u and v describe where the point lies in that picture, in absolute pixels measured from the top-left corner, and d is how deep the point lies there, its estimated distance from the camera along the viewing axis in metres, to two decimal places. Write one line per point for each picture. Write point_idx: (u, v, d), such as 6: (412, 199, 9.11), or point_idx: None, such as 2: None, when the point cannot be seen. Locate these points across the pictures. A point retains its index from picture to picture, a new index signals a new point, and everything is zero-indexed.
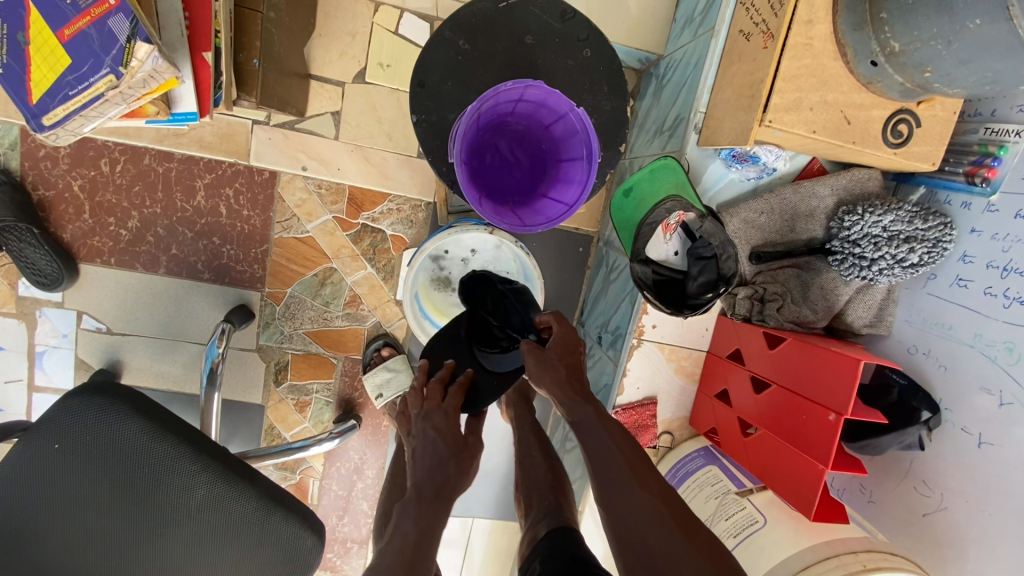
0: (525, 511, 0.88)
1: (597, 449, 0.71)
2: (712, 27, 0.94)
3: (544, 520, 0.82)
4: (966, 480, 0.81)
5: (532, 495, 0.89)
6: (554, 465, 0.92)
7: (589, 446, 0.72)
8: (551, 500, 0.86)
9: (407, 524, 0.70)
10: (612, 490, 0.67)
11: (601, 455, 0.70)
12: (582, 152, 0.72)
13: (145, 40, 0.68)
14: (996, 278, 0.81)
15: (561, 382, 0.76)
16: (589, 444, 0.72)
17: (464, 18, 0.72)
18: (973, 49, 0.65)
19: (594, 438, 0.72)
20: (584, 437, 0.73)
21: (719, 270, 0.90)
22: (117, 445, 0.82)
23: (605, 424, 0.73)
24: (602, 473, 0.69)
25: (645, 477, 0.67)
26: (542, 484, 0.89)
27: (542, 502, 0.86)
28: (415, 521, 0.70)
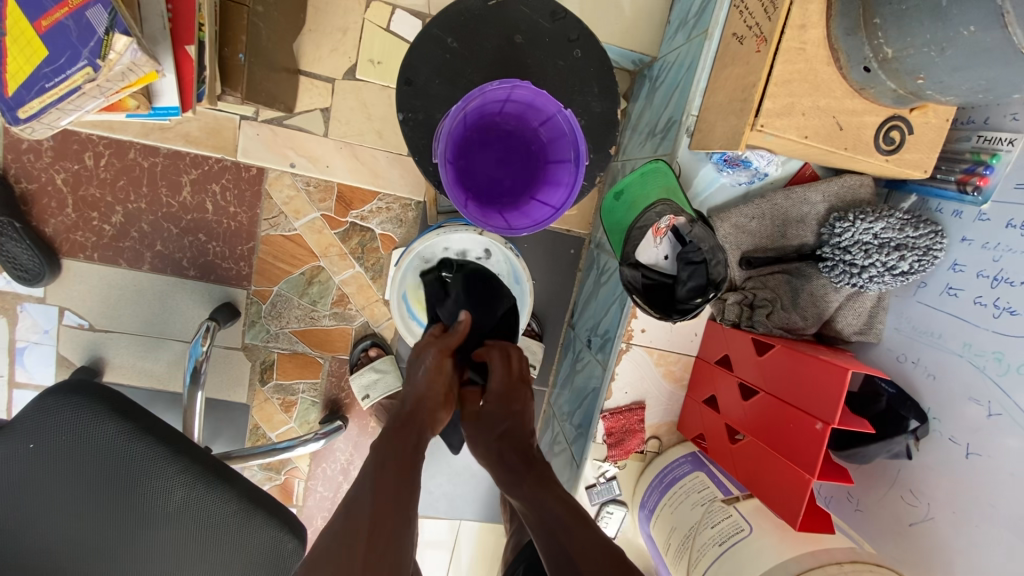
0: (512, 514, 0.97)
1: (547, 518, 0.70)
2: (706, 29, 0.94)
3: (524, 528, 0.90)
4: (953, 489, 0.81)
5: (517, 502, 0.96)
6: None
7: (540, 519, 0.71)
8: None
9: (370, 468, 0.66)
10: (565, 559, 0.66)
11: (547, 519, 0.70)
12: (570, 154, 0.71)
13: (124, 32, 0.66)
14: (986, 287, 0.81)
15: (493, 450, 0.78)
16: (537, 510, 0.71)
17: (453, 15, 0.71)
18: (966, 57, 0.64)
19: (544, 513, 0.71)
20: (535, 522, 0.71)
21: (709, 275, 0.89)
22: (93, 445, 0.80)
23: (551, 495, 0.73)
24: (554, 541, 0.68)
25: (587, 545, 0.67)
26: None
27: (523, 507, 0.94)
28: (383, 477, 0.65)
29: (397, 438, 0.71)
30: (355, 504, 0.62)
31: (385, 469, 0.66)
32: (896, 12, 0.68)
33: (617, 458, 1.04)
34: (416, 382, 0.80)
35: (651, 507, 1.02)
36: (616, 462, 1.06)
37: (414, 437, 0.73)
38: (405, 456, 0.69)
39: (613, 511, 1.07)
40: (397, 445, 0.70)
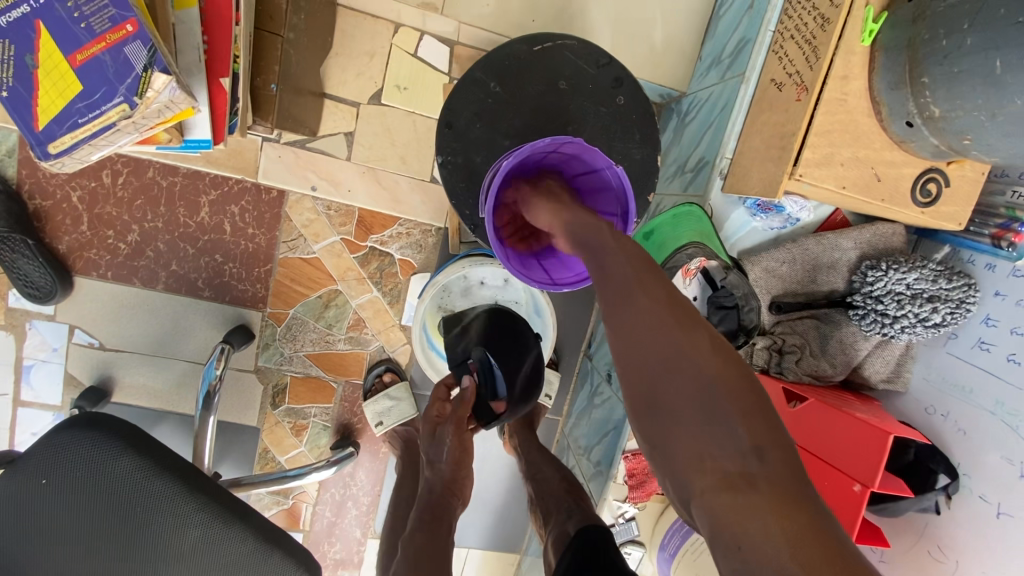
0: (543, 519, 0.87)
1: (623, 317, 0.44)
2: (741, 71, 0.93)
3: (569, 520, 0.81)
4: (983, 549, 0.80)
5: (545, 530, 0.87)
6: (567, 475, 0.93)
7: (609, 297, 0.46)
8: (568, 503, 0.85)
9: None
10: (645, 371, 0.43)
11: (624, 321, 0.44)
12: (616, 209, 0.67)
13: (163, 70, 0.65)
14: (1020, 345, 0.80)
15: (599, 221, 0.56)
16: (618, 304, 0.45)
17: (497, 60, 0.70)
18: (1018, 124, 0.63)
19: (615, 265, 0.48)
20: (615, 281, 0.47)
21: (741, 320, 0.88)
22: (108, 481, 0.78)
23: (649, 283, 0.46)
24: (636, 347, 0.43)
25: (693, 335, 0.43)
26: (558, 492, 0.89)
27: (561, 506, 0.85)
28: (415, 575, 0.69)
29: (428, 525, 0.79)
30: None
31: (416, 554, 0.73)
32: (947, 74, 0.67)
33: (637, 500, 1.04)
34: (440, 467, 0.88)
35: (672, 551, 0.99)
36: (636, 503, 1.06)
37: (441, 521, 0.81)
38: (436, 545, 0.75)
39: (630, 552, 1.07)
40: (428, 532, 0.78)
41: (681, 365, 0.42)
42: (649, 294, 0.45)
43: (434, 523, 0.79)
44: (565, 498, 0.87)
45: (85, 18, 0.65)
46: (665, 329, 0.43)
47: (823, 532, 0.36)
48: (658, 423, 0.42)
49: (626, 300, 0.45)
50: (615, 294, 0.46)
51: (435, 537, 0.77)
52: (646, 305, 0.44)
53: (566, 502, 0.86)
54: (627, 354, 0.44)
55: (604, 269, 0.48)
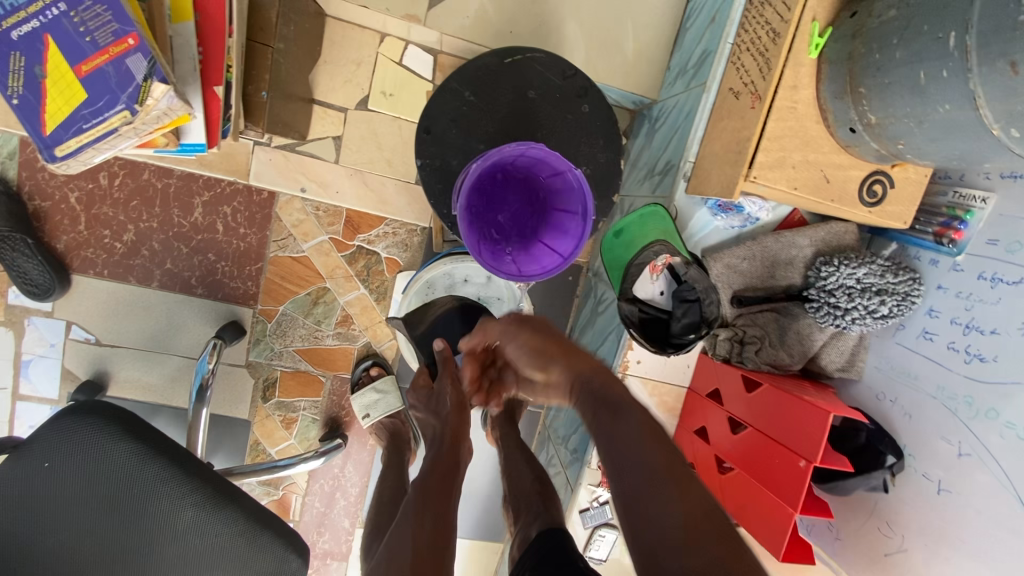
0: (514, 518, 0.90)
1: (624, 472, 0.52)
2: (704, 80, 0.99)
3: (535, 522, 0.83)
4: (925, 523, 0.86)
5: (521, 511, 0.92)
6: (540, 474, 0.95)
7: (614, 458, 0.53)
8: (538, 505, 0.87)
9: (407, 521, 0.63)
10: (648, 515, 0.49)
11: (630, 481, 0.51)
12: (578, 208, 0.75)
13: (161, 80, 0.71)
14: (959, 334, 0.86)
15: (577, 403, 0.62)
16: (616, 473, 0.53)
17: (471, 70, 0.76)
18: (942, 130, 0.70)
19: (625, 429, 0.55)
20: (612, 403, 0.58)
21: (702, 313, 0.95)
22: (107, 466, 0.83)
23: (653, 440, 0.54)
24: (625, 478, 0.52)
25: (691, 493, 0.49)
26: (529, 492, 0.91)
27: (531, 507, 0.87)
28: (421, 515, 0.63)
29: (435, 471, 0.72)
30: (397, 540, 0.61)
31: (425, 499, 0.67)
32: (880, 85, 0.74)
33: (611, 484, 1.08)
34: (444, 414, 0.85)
35: None
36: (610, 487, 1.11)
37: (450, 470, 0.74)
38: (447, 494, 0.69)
39: (604, 534, 1.12)
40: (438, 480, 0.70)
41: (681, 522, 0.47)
42: (653, 455, 0.52)
43: (446, 473, 0.72)
44: (535, 498, 0.89)
45: (90, 33, 0.70)
46: (662, 484, 0.50)
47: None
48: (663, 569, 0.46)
49: (617, 420, 0.56)
50: (616, 456, 0.53)
51: (446, 489, 0.70)
52: (649, 460, 0.52)
53: (536, 503, 0.88)
54: (631, 505, 0.50)
55: (610, 430, 0.56)
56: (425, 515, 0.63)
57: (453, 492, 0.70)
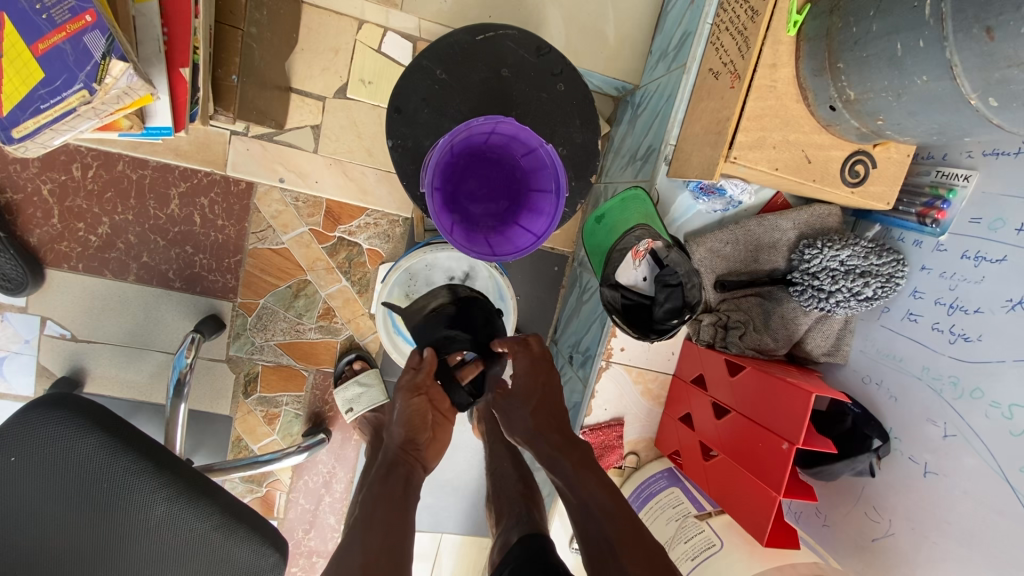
0: (497, 519, 0.89)
1: (591, 531, 0.67)
2: (684, 62, 0.98)
3: (516, 527, 0.83)
4: (912, 507, 0.85)
5: (504, 502, 0.90)
6: (524, 475, 0.94)
7: (578, 513, 0.70)
8: (520, 508, 0.87)
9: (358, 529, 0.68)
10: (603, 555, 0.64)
11: (593, 529, 0.67)
12: (551, 186, 0.74)
13: (121, 57, 0.69)
14: (943, 314, 0.85)
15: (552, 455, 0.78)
16: (584, 517, 0.69)
17: (442, 48, 0.75)
18: (920, 103, 0.69)
19: (585, 500, 0.71)
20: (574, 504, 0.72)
21: (685, 298, 0.92)
22: (74, 459, 0.81)
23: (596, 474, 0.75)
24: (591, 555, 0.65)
25: (635, 550, 0.63)
26: (513, 494, 0.90)
27: (513, 509, 0.87)
28: (373, 519, 0.70)
29: (385, 485, 0.75)
30: (344, 558, 0.65)
31: (372, 516, 0.70)
32: (858, 59, 0.72)
33: None
34: (395, 429, 0.84)
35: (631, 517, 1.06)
36: None
37: (400, 483, 0.77)
38: (399, 511, 0.72)
39: None
40: (385, 494, 0.74)
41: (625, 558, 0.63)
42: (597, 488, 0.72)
43: (390, 478, 0.77)
44: (518, 501, 0.89)
45: (46, 10, 0.69)
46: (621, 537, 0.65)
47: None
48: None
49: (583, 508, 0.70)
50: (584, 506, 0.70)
51: (398, 505, 0.73)
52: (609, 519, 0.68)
53: (518, 506, 0.88)
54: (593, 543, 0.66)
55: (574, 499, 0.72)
56: (378, 515, 0.71)
57: (408, 499, 0.75)
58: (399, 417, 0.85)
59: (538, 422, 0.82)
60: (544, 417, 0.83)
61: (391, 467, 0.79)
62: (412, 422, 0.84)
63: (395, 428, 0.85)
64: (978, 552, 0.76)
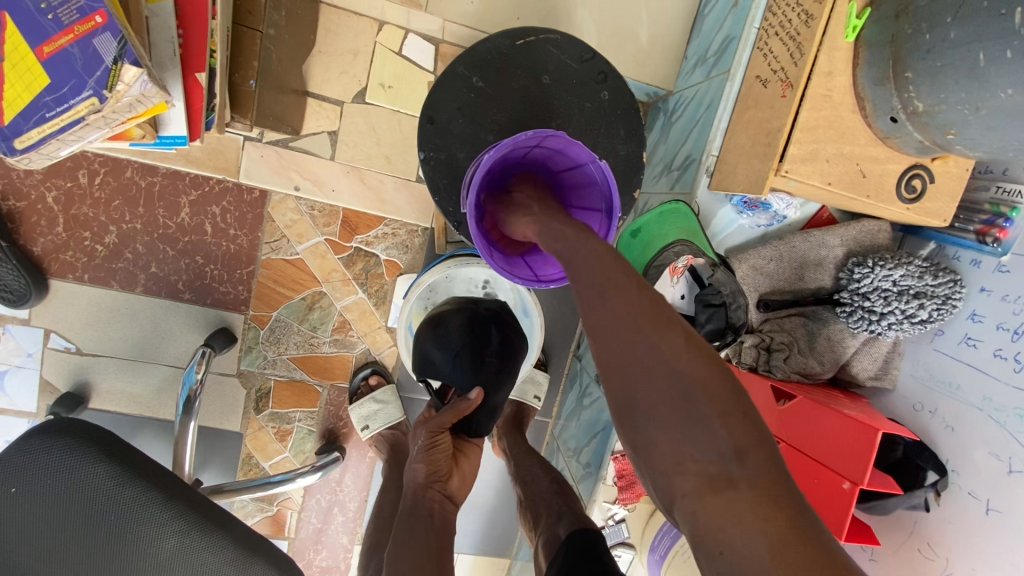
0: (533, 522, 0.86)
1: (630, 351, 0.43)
2: (727, 68, 0.92)
3: (561, 520, 0.80)
4: (974, 546, 0.79)
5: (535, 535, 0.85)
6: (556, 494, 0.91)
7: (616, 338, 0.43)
8: (559, 505, 0.84)
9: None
10: (623, 376, 0.42)
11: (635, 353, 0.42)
12: (602, 206, 0.66)
13: (134, 62, 0.64)
14: (1006, 340, 0.80)
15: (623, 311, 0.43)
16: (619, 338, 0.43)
17: (479, 54, 0.69)
18: (1001, 117, 0.63)
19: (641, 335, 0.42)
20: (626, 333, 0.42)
21: (728, 318, 0.88)
22: (79, 489, 0.75)
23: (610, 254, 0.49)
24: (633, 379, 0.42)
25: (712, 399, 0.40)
26: (547, 493, 0.88)
27: (546, 542, 0.82)
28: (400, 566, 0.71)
29: (410, 527, 0.77)
30: None
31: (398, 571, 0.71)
32: (930, 68, 0.67)
33: (627, 500, 1.02)
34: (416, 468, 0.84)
35: (662, 552, 0.98)
36: (626, 504, 1.04)
37: (426, 521, 0.78)
38: (428, 553, 0.73)
39: (621, 554, 1.04)
40: (410, 540, 0.75)
41: (662, 368, 0.41)
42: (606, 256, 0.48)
43: (414, 519, 0.78)
44: (555, 501, 0.86)
45: (53, 10, 0.63)
46: (668, 364, 0.41)
47: (800, 519, 0.36)
48: (640, 427, 0.41)
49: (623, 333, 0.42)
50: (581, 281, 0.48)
51: (425, 544, 0.74)
52: (627, 310, 0.43)
53: (556, 505, 0.85)
54: (606, 350, 0.43)
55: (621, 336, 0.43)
56: (412, 557, 0.72)
57: (442, 540, 0.76)
58: (418, 454, 0.85)
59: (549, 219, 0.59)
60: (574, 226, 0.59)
61: (414, 511, 0.79)
62: (433, 459, 0.83)
63: (416, 465, 0.84)
64: None
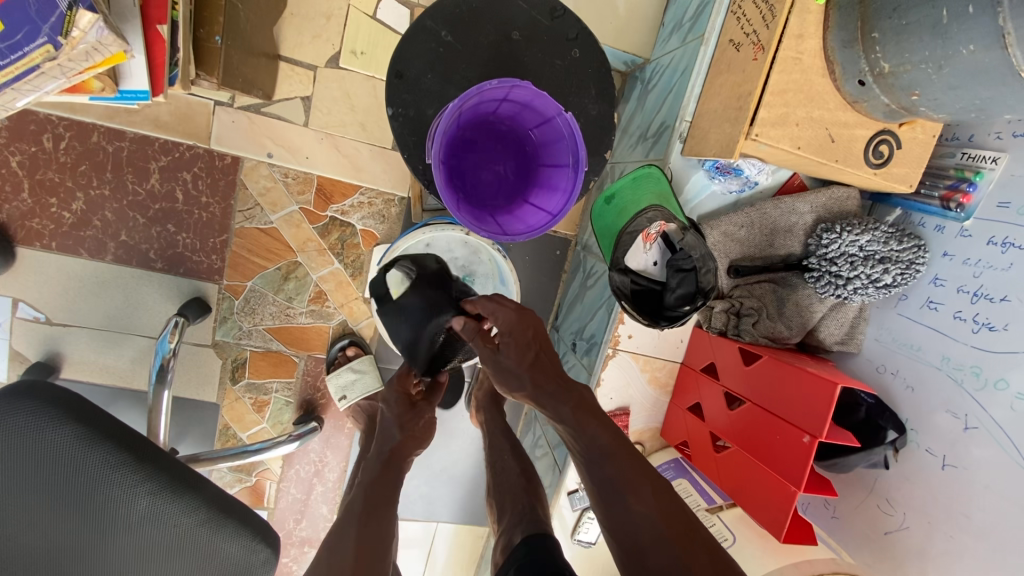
0: (499, 514, 0.88)
1: (597, 469, 0.67)
2: (702, 33, 0.93)
3: (518, 526, 0.80)
4: (928, 500, 0.82)
5: (507, 498, 0.88)
6: (526, 468, 0.92)
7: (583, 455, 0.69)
8: (525, 501, 0.85)
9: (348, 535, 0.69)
10: (601, 475, 0.66)
11: (598, 473, 0.66)
12: (567, 160, 0.69)
13: (89, 8, 0.65)
14: (966, 303, 0.82)
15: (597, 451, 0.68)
16: (588, 468, 0.68)
17: (448, 7, 0.69)
18: (964, 75, 0.64)
19: (594, 448, 0.68)
20: (588, 463, 0.68)
21: (698, 283, 0.88)
22: (44, 452, 0.75)
23: (618, 454, 0.67)
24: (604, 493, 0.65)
25: (642, 491, 0.63)
26: (516, 482, 0.89)
27: (517, 504, 0.85)
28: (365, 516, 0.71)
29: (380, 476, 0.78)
30: (336, 545, 0.67)
31: (368, 518, 0.71)
32: (897, 27, 0.67)
33: None
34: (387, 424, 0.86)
35: None
36: None
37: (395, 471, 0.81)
38: (390, 498, 0.76)
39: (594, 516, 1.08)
40: (381, 494, 0.76)
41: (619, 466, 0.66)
42: (604, 448, 0.68)
43: (390, 475, 0.79)
44: (521, 496, 0.86)
45: None
46: (625, 470, 0.65)
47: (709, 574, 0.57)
48: (613, 504, 0.63)
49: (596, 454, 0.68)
50: (589, 480, 0.67)
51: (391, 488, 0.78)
52: (594, 441, 0.69)
53: (522, 501, 0.86)
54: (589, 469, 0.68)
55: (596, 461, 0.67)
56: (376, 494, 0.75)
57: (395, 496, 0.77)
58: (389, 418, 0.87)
59: (536, 379, 0.74)
60: (539, 371, 0.75)
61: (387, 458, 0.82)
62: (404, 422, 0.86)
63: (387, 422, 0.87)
64: (1000, 550, 0.73)
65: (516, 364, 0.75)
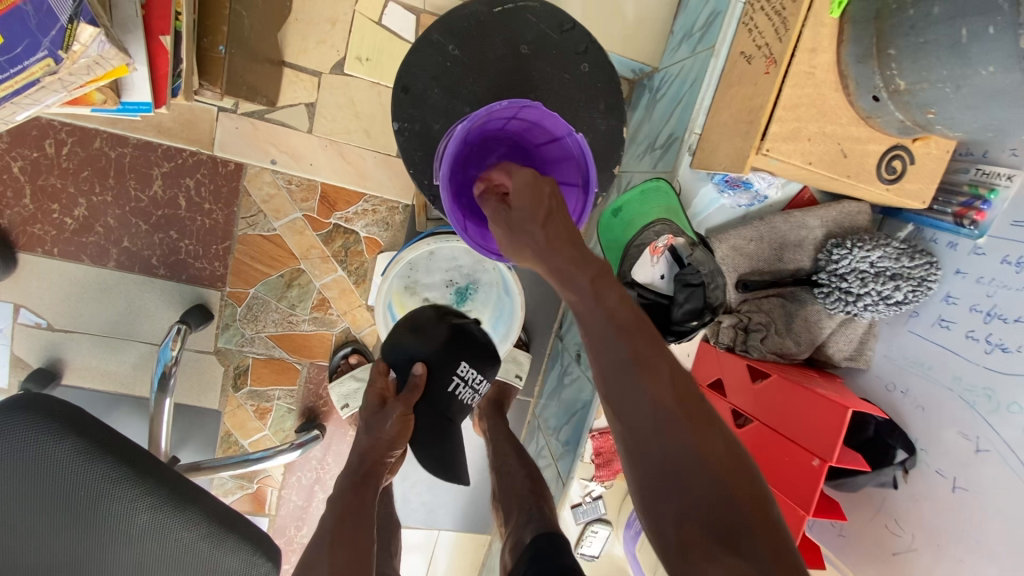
0: (505, 517, 0.87)
1: (617, 381, 0.55)
2: (712, 44, 0.91)
3: (528, 525, 0.80)
4: (938, 522, 0.81)
5: (513, 501, 0.88)
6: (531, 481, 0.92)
7: (603, 364, 0.57)
8: (529, 505, 0.84)
9: (320, 547, 0.68)
10: (621, 390, 0.55)
11: (621, 388, 0.55)
12: (577, 179, 0.68)
13: (91, 22, 0.64)
14: (979, 322, 0.81)
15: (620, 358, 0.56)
16: (609, 380, 0.56)
17: (456, 21, 0.68)
18: (982, 95, 0.62)
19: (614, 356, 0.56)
20: (605, 377, 0.57)
21: (706, 298, 0.87)
22: (44, 466, 0.74)
23: (643, 369, 0.55)
24: (627, 413, 0.54)
25: (673, 409, 0.53)
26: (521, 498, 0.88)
27: (523, 505, 0.85)
28: (339, 528, 0.71)
29: (354, 493, 0.80)
30: (312, 557, 0.67)
31: (342, 525, 0.72)
32: (913, 45, 0.66)
33: (603, 478, 1.04)
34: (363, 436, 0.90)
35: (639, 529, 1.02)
36: (602, 482, 1.05)
37: (370, 489, 0.82)
38: (363, 512, 0.76)
39: (597, 530, 1.06)
40: (356, 501, 0.78)
41: (647, 384, 0.54)
42: (650, 395, 0.53)
43: (360, 488, 0.81)
44: (527, 499, 0.86)
45: None
46: (651, 387, 0.54)
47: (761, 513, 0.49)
48: (635, 429, 0.54)
49: (614, 366, 0.56)
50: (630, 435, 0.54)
51: (359, 500, 0.79)
52: (613, 349, 0.56)
53: (528, 502, 0.86)
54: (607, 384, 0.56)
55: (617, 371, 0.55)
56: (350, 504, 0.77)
57: (368, 506, 0.78)
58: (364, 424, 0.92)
59: (553, 235, 0.59)
60: (569, 250, 0.58)
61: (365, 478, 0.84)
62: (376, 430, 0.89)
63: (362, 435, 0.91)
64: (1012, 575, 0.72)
65: (534, 214, 0.59)
